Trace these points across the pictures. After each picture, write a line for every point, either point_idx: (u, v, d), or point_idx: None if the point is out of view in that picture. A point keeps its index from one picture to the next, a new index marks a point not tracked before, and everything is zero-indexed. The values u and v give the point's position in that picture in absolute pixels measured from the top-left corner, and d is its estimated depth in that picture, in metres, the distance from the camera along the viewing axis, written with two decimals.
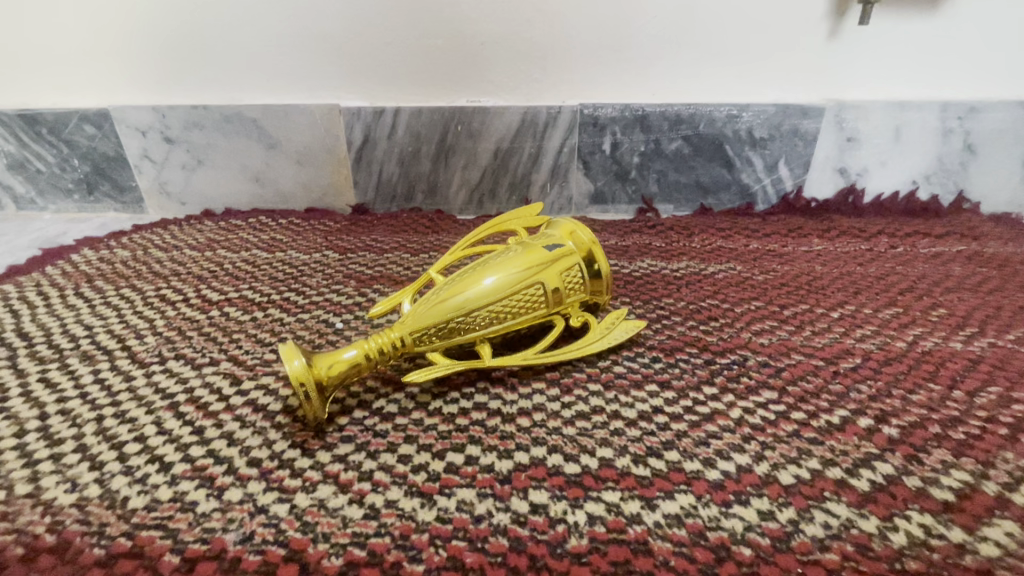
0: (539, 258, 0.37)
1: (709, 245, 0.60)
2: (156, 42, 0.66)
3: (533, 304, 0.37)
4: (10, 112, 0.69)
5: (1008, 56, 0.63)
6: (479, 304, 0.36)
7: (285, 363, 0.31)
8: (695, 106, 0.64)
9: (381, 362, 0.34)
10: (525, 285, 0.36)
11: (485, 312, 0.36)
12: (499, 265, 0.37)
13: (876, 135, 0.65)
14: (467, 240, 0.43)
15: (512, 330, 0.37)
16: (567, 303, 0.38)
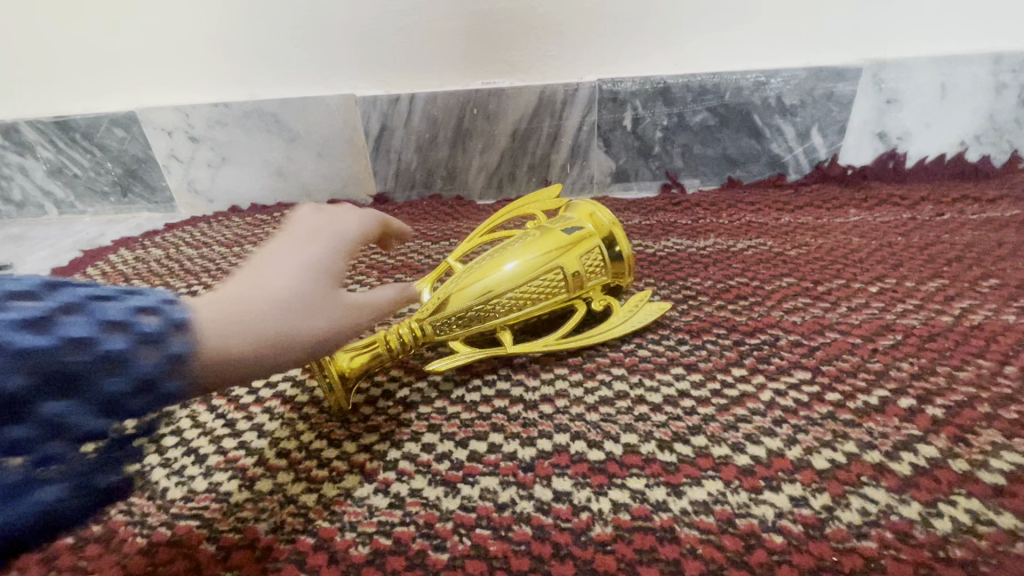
0: (558, 241, 0.37)
1: (738, 220, 0.58)
2: (175, 44, 0.67)
3: (553, 288, 0.36)
4: (47, 120, 0.72)
5: None
6: (498, 290, 0.35)
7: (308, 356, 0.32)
8: (719, 75, 0.61)
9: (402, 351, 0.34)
10: (544, 270, 0.36)
11: (505, 298, 0.35)
12: (518, 250, 0.36)
13: (919, 95, 0.61)
14: (482, 228, 0.42)
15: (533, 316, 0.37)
16: (588, 287, 0.38)
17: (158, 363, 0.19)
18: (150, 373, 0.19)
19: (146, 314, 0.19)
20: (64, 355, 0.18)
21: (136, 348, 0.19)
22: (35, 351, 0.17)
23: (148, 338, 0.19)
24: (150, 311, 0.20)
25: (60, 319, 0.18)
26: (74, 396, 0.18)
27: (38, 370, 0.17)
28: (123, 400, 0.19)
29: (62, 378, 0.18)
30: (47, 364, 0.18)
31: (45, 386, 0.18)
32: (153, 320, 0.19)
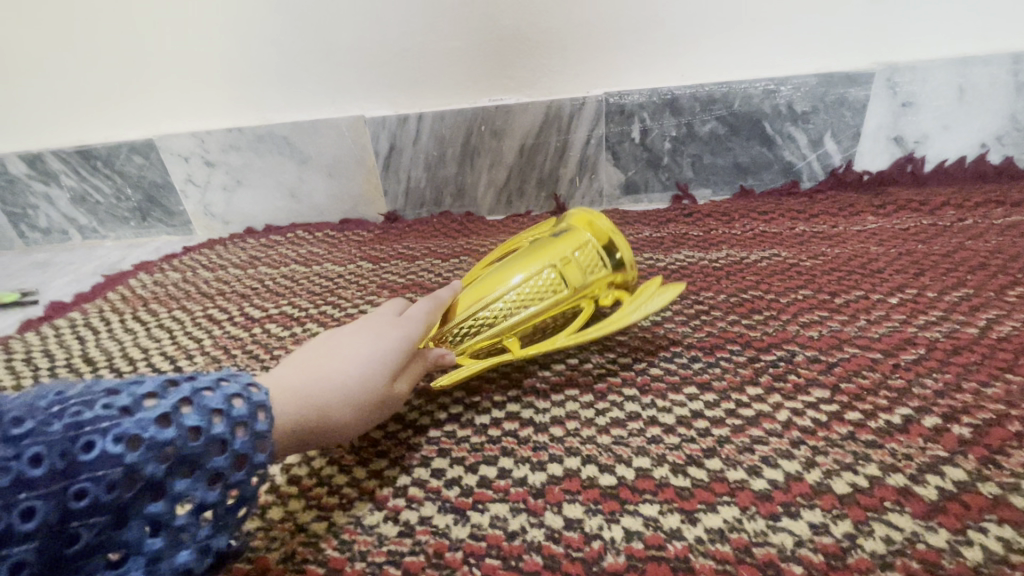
0: (548, 247, 0.38)
1: (751, 231, 0.57)
2: (190, 72, 0.69)
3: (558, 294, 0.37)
4: (70, 150, 0.74)
5: None
6: (498, 298, 0.36)
7: None
8: (727, 84, 0.61)
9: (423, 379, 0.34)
10: (539, 272, 0.37)
11: (506, 304, 0.36)
12: (512, 261, 0.38)
13: (936, 97, 0.59)
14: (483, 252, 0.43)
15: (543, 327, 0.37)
16: (589, 283, 0.37)
17: (247, 439, 0.23)
18: (253, 442, 0.24)
19: (246, 393, 0.24)
20: (186, 438, 0.22)
21: (239, 420, 0.23)
22: (159, 441, 0.21)
23: (248, 412, 0.24)
24: (239, 392, 0.24)
25: (179, 409, 0.22)
26: (197, 472, 0.22)
27: (164, 454, 0.21)
28: (225, 474, 0.23)
29: (187, 457, 0.22)
30: (171, 450, 0.21)
31: (179, 466, 0.22)
32: (244, 400, 0.24)
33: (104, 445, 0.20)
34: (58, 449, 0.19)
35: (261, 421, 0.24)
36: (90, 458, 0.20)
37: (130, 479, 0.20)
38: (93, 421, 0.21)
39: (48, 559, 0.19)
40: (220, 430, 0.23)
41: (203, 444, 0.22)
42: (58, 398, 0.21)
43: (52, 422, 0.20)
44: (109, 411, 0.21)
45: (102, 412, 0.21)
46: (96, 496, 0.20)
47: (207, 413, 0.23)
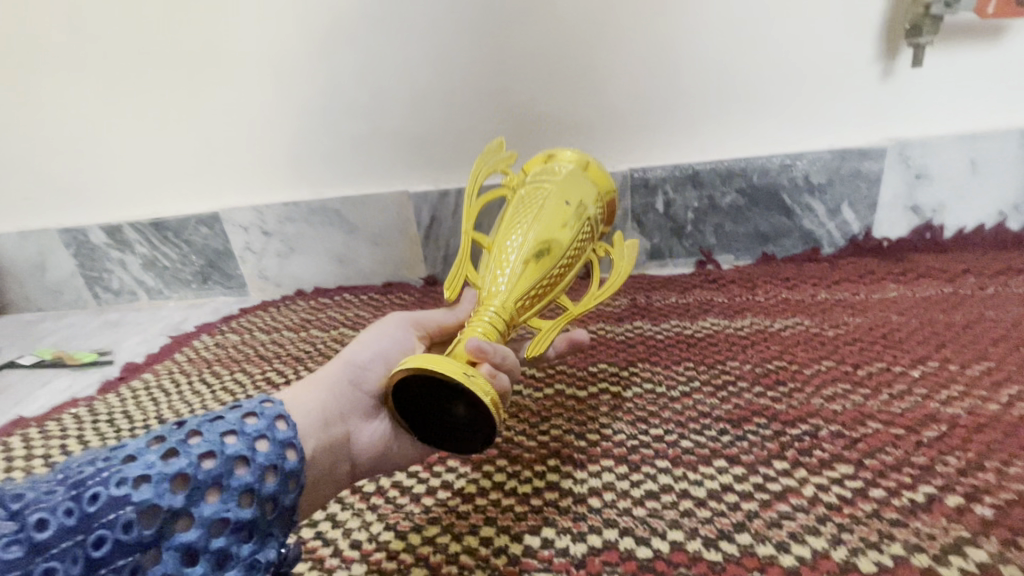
0: None
1: (774, 298, 0.59)
2: (255, 153, 0.77)
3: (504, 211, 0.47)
4: (144, 222, 0.83)
5: None
6: None
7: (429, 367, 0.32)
8: (745, 160, 0.65)
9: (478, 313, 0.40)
10: None
11: None
12: None
13: (950, 170, 0.62)
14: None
15: (510, 210, 0.45)
16: None
17: (265, 451, 0.29)
18: (274, 453, 0.29)
19: (252, 415, 0.30)
20: (202, 464, 0.27)
21: (260, 436, 0.29)
22: (182, 467, 0.26)
23: (267, 426, 0.30)
24: (256, 413, 0.30)
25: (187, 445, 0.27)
26: (218, 492, 0.26)
27: (187, 480, 0.26)
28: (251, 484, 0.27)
29: (208, 479, 0.26)
30: (185, 479, 0.26)
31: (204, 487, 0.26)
32: (259, 420, 0.30)
33: (110, 492, 0.25)
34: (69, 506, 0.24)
35: (285, 429, 0.30)
36: (104, 501, 0.24)
37: (149, 513, 0.25)
38: (95, 477, 0.25)
39: None
40: (240, 448, 0.28)
41: (222, 463, 0.27)
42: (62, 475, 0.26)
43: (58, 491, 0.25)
44: (119, 465, 0.26)
45: (100, 469, 0.26)
46: (117, 537, 0.24)
47: (223, 438, 0.28)
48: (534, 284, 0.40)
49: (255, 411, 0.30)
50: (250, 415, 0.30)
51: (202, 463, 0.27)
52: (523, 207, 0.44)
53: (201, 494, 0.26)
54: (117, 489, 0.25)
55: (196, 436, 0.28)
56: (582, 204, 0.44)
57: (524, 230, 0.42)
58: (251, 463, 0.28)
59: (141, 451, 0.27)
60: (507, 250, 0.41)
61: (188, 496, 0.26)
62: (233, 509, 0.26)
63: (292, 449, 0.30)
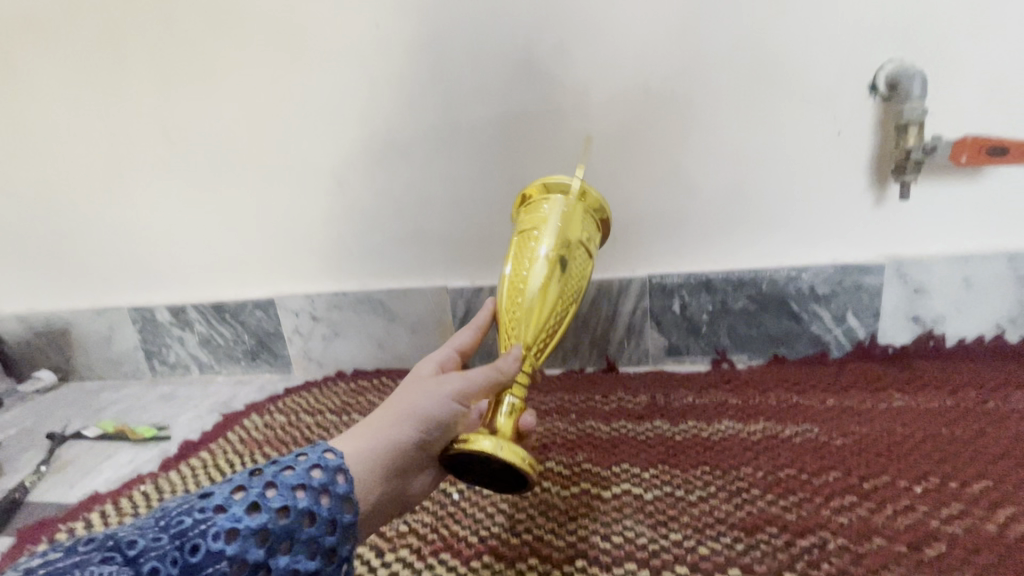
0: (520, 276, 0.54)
1: (785, 402, 0.63)
2: (310, 248, 0.86)
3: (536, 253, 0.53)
4: (206, 304, 0.91)
5: None
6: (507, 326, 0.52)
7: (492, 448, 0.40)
8: (755, 270, 0.71)
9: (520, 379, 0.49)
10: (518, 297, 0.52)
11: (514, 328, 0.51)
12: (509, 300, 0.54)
13: (945, 286, 0.67)
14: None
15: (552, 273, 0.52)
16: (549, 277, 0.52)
17: (328, 506, 0.34)
18: (336, 507, 0.34)
19: (317, 468, 0.35)
20: (280, 520, 0.32)
21: (324, 490, 0.34)
22: (263, 522, 0.31)
23: (329, 480, 0.35)
24: (320, 465, 0.35)
25: (266, 499, 0.32)
26: (292, 545, 0.31)
27: (268, 535, 0.31)
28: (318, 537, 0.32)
29: (285, 533, 0.31)
30: (267, 533, 0.31)
31: (282, 541, 0.31)
32: (323, 474, 0.35)
33: (207, 545, 0.30)
34: (173, 557, 0.29)
35: (344, 483, 0.35)
36: (202, 553, 0.29)
37: (237, 566, 0.30)
38: (191, 528, 0.30)
39: None
40: (308, 503, 0.33)
41: (296, 519, 0.32)
42: (158, 520, 0.31)
43: (160, 538, 0.30)
44: (210, 517, 0.31)
45: (195, 520, 0.31)
46: None
47: (295, 492, 0.33)
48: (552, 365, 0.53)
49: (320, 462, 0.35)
50: (314, 468, 0.35)
51: (279, 518, 0.32)
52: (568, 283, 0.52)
53: (280, 548, 0.31)
54: (213, 542, 0.30)
55: (272, 488, 0.33)
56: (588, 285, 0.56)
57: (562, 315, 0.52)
58: (318, 518, 0.33)
59: (229, 502, 0.32)
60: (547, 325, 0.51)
61: (268, 549, 0.31)
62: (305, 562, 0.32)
63: (349, 503, 0.35)
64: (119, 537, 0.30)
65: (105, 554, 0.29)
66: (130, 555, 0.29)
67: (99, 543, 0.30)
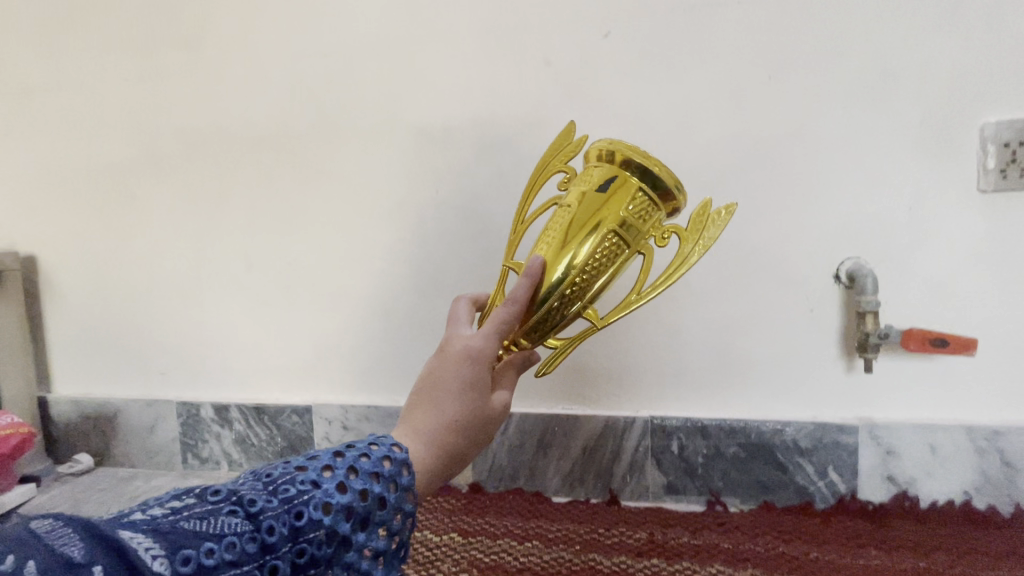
0: (580, 236, 0.63)
1: (772, 550, 0.70)
2: (350, 363, 0.97)
3: (617, 252, 0.63)
4: (248, 405, 1.01)
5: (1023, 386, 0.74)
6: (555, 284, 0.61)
7: None
8: (745, 421, 0.80)
9: (532, 338, 0.63)
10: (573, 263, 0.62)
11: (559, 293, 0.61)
12: (562, 255, 0.62)
13: (913, 450, 0.76)
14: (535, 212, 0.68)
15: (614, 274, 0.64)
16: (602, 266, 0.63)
17: (395, 493, 0.44)
18: (401, 495, 0.44)
19: (389, 460, 0.45)
20: (362, 501, 0.42)
21: (392, 480, 0.44)
22: (350, 500, 0.41)
23: (396, 471, 0.45)
24: (391, 457, 0.45)
25: (353, 482, 0.42)
26: (368, 522, 0.42)
27: (354, 511, 0.41)
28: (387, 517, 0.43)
29: (365, 512, 0.42)
30: (353, 510, 0.41)
31: (362, 517, 0.42)
32: (393, 466, 0.45)
33: (310, 513, 0.40)
34: (286, 519, 0.39)
35: (407, 476, 0.46)
36: (307, 518, 0.39)
37: (332, 531, 0.40)
38: (299, 497, 0.40)
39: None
40: (382, 490, 0.43)
41: (372, 500, 0.43)
42: (272, 485, 0.41)
43: (275, 502, 0.40)
44: (312, 489, 0.41)
45: (301, 491, 0.41)
46: (314, 547, 0.39)
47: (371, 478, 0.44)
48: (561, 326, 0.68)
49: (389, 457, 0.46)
50: (387, 459, 0.45)
51: (361, 498, 0.42)
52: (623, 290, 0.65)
53: (359, 523, 0.42)
54: (313, 510, 0.40)
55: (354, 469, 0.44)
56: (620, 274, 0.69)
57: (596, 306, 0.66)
58: (387, 503, 0.43)
59: (321, 479, 0.42)
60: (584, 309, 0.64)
61: (353, 521, 0.41)
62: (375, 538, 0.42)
63: (409, 492, 0.45)
64: (240, 494, 0.40)
65: (232, 507, 0.39)
66: (251, 510, 0.39)
67: (226, 496, 0.40)
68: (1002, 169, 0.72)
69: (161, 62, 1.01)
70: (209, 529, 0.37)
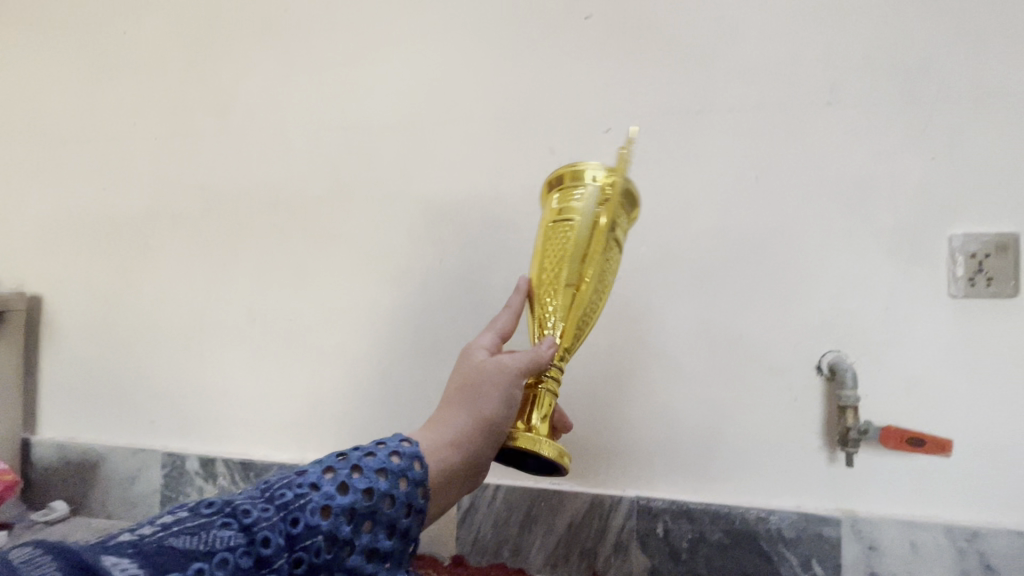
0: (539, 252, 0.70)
1: None
2: (342, 422, 0.98)
3: (567, 245, 0.67)
4: (235, 460, 1.00)
5: (1001, 487, 0.75)
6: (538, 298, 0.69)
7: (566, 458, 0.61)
8: (730, 507, 0.81)
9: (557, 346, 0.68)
10: (541, 275, 0.69)
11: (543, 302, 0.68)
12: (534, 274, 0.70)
13: (896, 546, 0.76)
14: None
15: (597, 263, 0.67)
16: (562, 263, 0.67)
17: (401, 489, 0.50)
18: (405, 491, 0.50)
19: (391, 461, 0.51)
20: (367, 500, 0.48)
21: (397, 477, 0.50)
22: (354, 499, 0.47)
23: (402, 469, 0.51)
24: (398, 456, 0.52)
25: (356, 484, 0.48)
26: (372, 518, 0.47)
27: (357, 510, 0.47)
28: (393, 513, 0.49)
29: (369, 510, 0.47)
30: (357, 508, 0.47)
31: (367, 513, 0.47)
32: (398, 464, 0.51)
33: (313, 515, 0.45)
34: (288, 524, 0.44)
35: (417, 472, 0.52)
36: (309, 521, 0.45)
37: (336, 530, 0.45)
38: (301, 501, 0.46)
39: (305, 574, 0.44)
40: (386, 489, 0.49)
41: (377, 501, 0.48)
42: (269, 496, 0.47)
43: (275, 511, 0.45)
44: (314, 494, 0.47)
45: (303, 497, 0.46)
46: (318, 544, 0.44)
47: (375, 478, 0.49)
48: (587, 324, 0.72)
49: (394, 456, 0.52)
50: (392, 459, 0.51)
51: (364, 499, 0.47)
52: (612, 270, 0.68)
53: (364, 520, 0.47)
54: (313, 517, 0.45)
55: (357, 472, 0.49)
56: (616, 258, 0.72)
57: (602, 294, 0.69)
58: (393, 499, 0.49)
59: (325, 483, 0.48)
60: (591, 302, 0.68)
61: (357, 519, 0.47)
62: (379, 537, 0.47)
63: (419, 487, 0.52)
64: (234, 508, 0.45)
65: (225, 521, 0.44)
66: (245, 523, 0.44)
67: (222, 510, 0.45)
68: (970, 277, 0.77)
69: (190, 123, 1.08)
70: (201, 546, 0.41)
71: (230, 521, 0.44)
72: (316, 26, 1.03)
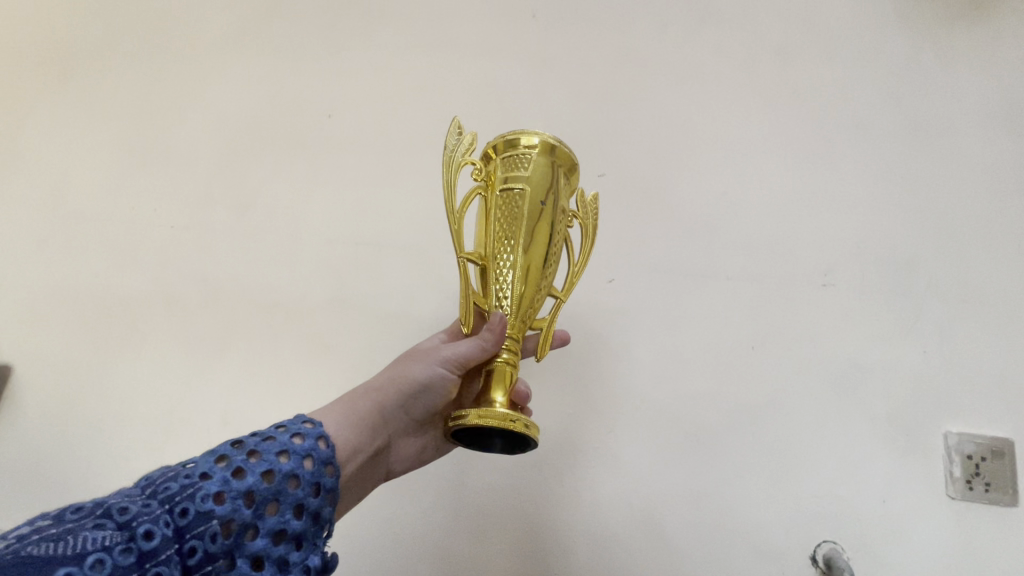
0: None
1: None
2: None
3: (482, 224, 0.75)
4: None
5: None
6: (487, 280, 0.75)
7: (532, 431, 0.63)
8: None
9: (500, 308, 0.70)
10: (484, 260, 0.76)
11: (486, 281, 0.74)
12: None
13: None
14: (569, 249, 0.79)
15: (497, 210, 0.71)
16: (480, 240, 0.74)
17: (308, 471, 0.51)
18: (312, 471, 0.51)
19: (293, 447, 0.51)
20: (269, 485, 0.48)
21: (300, 460, 0.51)
22: (252, 485, 0.47)
23: (305, 451, 0.52)
24: (300, 438, 0.52)
25: (253, 472, 0.48)
26: (279, 500, 0.48)
27: (258, 495, 0.47)
28: (302, 491, 0.49)
29: (273, 493, 0.48)
30: (259, 494, 0.47)
31: (267, 495, 0.48)
32: (301, 448, 0.52)
33: (209, 505, 0.45)
34: (180, 517, 0.44)
35: (324, 452, 0.53)
36: (204, 511, 0.45)
37: (237, 515, 0.46)
38: (193, 494, 0.45)
39: (206, 564, 0.44)
40: (289, 472, 0.49)
41: (278, 483, 0.48)
42: (151, 496, 0.45)
43: (160, 508, 0.44)
44: (208, 485, 0.46)
45: (194, 491, 0.46)
46: (217, 531, 0.44)
47: (274, 460, 0.49)
48: (532, 282, 0.70)
49: (295, 439, 0.52)
50: (293, 443, 0.52)
51: (263, 483, 0.48)
52: (524, 210, 0.70)
53: (265, 501, 0.47)
54: (203, 504, 0.45)
55: (255, 457, 0.49)
56: (553, 205, 0.71)
57: (515, 240, 0.70)
58: (298, 480, 0.50)
59: (217, 472, 0.47)
60: (505, 255, 0.70)
61: (258, 500, 0.47)
62: (285, 517, 0.48)
63: (329, 468, 0.53)
64: (109, 508, 0.43)
65: (98, 522, 0.42)
66: (121, 521, 0.43)
67: (96, 510, 0.43)
68: (967, 479, 0.77)
69: (206, 216, 1.10)
70: (67, 550, 0.39)
71: (106, 523, 0.42)
72: (347, 144, 1.08)
